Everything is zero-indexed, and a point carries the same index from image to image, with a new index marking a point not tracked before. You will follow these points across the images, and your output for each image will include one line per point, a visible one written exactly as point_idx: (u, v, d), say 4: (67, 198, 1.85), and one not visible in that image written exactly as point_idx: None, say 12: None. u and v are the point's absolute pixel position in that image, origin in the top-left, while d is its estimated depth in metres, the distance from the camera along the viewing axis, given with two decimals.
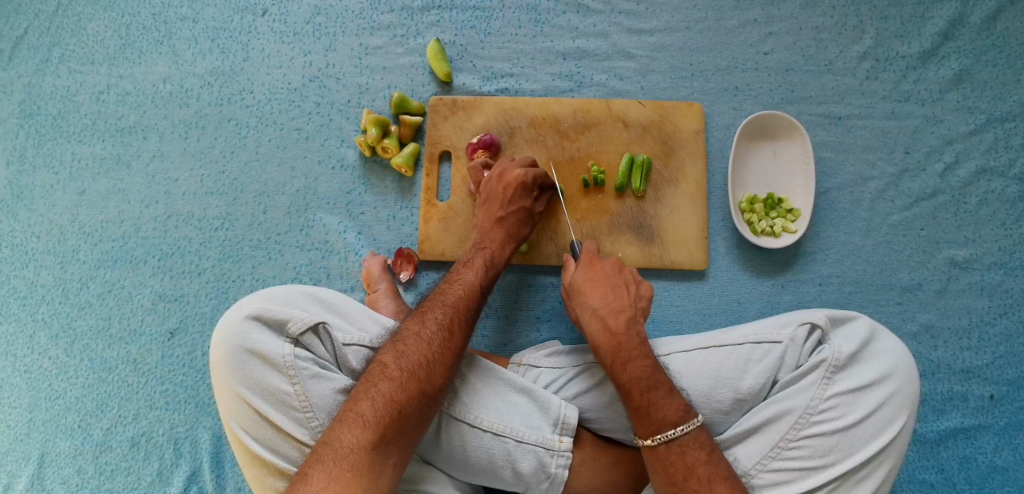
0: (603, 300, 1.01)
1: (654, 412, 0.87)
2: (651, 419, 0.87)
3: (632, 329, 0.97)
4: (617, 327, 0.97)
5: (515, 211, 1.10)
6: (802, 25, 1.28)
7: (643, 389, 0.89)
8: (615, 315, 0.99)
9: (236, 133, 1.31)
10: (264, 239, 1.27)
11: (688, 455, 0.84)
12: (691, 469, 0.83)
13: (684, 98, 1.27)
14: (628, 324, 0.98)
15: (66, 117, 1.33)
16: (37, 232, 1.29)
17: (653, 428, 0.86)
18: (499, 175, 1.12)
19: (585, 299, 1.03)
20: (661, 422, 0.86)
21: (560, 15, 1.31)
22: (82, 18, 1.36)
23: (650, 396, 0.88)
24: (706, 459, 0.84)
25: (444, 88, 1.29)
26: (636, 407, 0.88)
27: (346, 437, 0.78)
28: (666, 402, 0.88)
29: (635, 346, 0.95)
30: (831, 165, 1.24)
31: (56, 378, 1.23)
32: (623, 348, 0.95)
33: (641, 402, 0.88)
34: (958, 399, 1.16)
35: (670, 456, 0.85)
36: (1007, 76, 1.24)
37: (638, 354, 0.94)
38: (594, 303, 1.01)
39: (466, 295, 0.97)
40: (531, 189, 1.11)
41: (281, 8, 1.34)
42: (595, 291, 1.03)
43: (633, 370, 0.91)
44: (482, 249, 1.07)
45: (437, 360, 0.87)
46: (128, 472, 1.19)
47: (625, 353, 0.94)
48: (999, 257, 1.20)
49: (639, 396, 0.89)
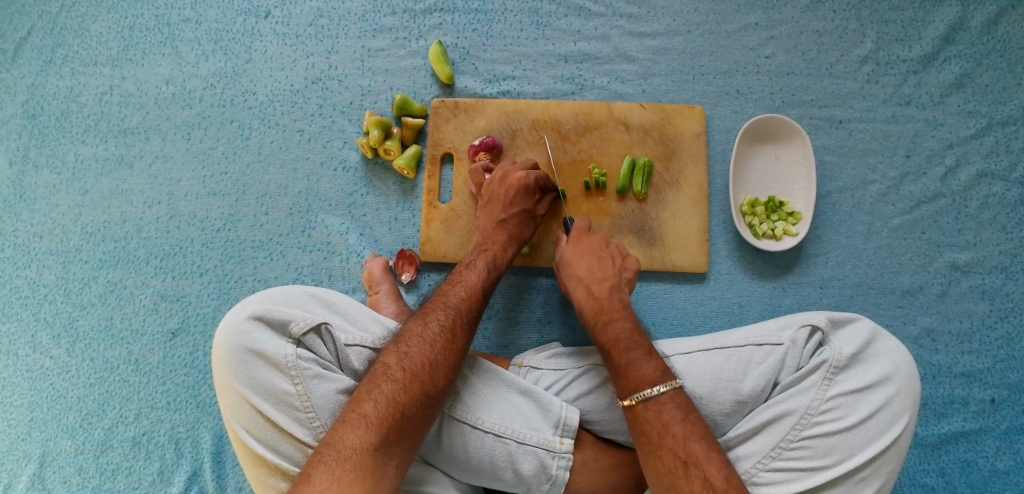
0: (587, 270, 1.07)
1: (632, 372, 0.90)
2: (630, 379, 0.89)
3: (615, 296, 1.03)
4: (601, 294, 1.03)
5: (517, 214, 1.10)
6: (802, 29, 1.29)
7: (623, 349, 0.93)
8: (599, 282, 1.05)
9: (239, 135, 1.32)
10: (266, 240, 1.27)
11: (664, 413, 0.85)
12: (667, 427, 0.84)
13: (685, 101, 1.27)
14: (610, 291, 1.04)
15: (70, 118, 1.33)
16: (40, 232, 1.29)
17: (631, 388, 0.88)
18: (501, 178, 1.13)
19: (572, 269, 1.09)
20: (639, 381, 0.88)
21: (561, 18, 1.31)
22: (86, 19, 1.37)
23: (629, 355, 0.92)
24: (682, 417, 0.84)
25: (446, 91, 1.30)
26: (616, 366, 0.92)
27: (348, 437, 0.78)
28: (645, 361, 0.90)
29: (617, 309, 1.01)
30: (831, 168, 1.24)
31: (57, 378, 1.24)
32: (605, 311, 1.01)
33: (620, 361, 0.92)
34: (959, 402, 1.16)
35: (647, 414, 0.86)
36: (1007, 81, 1.25)
37: (619, 316, 0.99)
38: (579, 273, 1.07)
39: (468, 297, 0.97)
40: (533, 191, 1.11)
41: (284, 10, 1.35)
42: (581, 261, 1.08)
43: (613, 331, 0.97)
44: (484, 251, 1.07)
45: (440, 361, 0.87)
46: (129, 473, 1.19)
47: (606, 316, 1.00)
48: (1000, 261, 1.20)
49: (619, 355, 0.93)
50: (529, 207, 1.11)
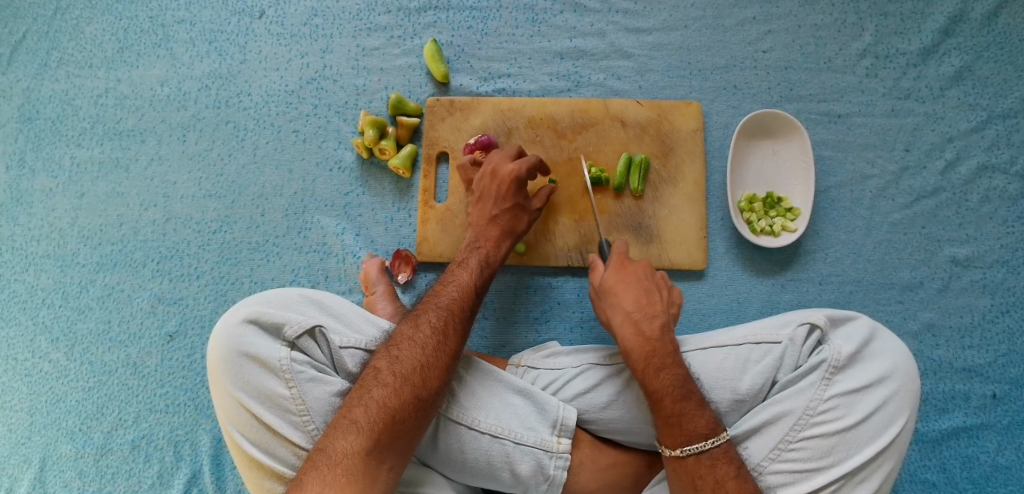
0: (636, 304, 0.99)
1: (686, 422, 0.86)
2: (682, 429, 0.86)
3: (665, 336, 0.95)
4: (651, 332, 0.95)
5: (509, 209, 1.10)
6: (800, 22, 1.28)
7: (676, 398, 0.88)
8: (649, 319, 0.97)
9: (234, 136, 1.31)
10: (263, 241, 1.27)
11: (717, 469, 0.83)
12: (720, 483, 0.82)
13: (682, 97, 1.26)
14: (662, 330, 0.96)
15: (65, 121, 1.33)
16: (37, 236, 1.29)
17: (684, 438, 0.85)
18: (492, 173, 1.12)
19: (618, 301, 1.00)
20: (693, 433, 0.85)
21: (557, 14, 1.30)
22: (80, 22, 1.36)
23: (683, 406, 0.87)
24: (735, 474, 0.83)
25: (441, 89, 1.29)
26: (667, 416, 0.87)
27: (340, 444, 0.78)
28: (698, 413, 0.87)
29: (669, 352, 0.93)
30: (830, 163, 1.23)
31: (57, 381, 1.24)
32: (657, 354, 0.93)
33: (674, 411, 0.87)
34: (961, 398, 1.15)
35: (698, 469, 0.84)
36: (1008, 73, 1.23)
37: (671, 362, 0.92)
38: (626, 306, 0.99)
39: (460, 296, 0.96)
40: (524, 183, 1.10)
41: (279, 10, 1.34)
42: (627, 293, 1.00)
43: (666, 378, 0.90)
44: (477, 249, 1.06)
45: (432, 363, 0.86)
46: (129, 475, 1.20)
47: (658, 359, 0.92)
48: (1001, 255, 1.19)
49: (672, 405, 0.88)
50: (521, 202, 1.11)
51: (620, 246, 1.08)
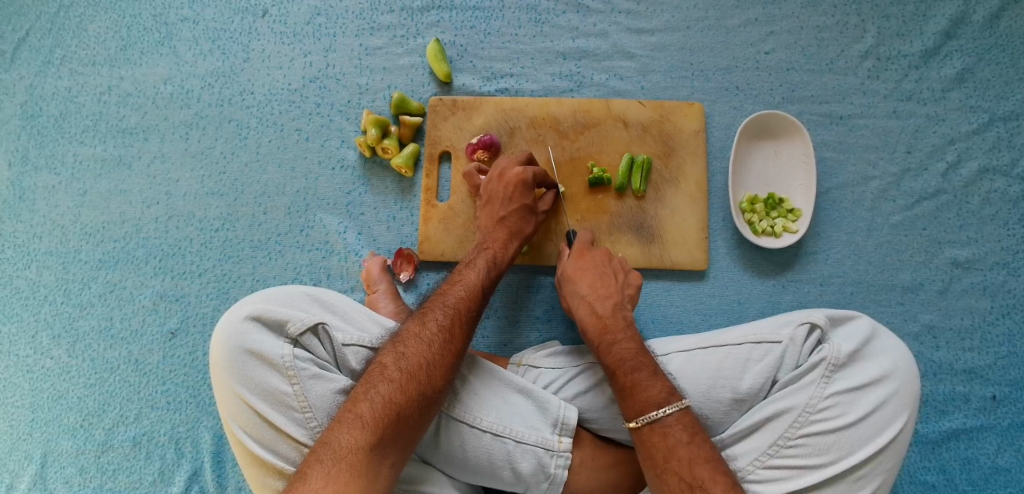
0: (591, 288, 1.05)
1: (639, 392, 0.88)
2: (637, 400, 0.88)
3: (618, 313, 1.02)
4: (604, 312, 1.02)
5: (516, 210, 1.10)
6: (803, 24, 1.28)
7: (627, 369, 0.91)
8: (602, 300, 1.03)
9: (237, 134, 1.31)
10: (264, 239, 1.27)
11: (670, 436, 0.84)
12: (672, 450, 0.82)
13: (685, 97, 1.26)
14: (614, 309, 1.02)
15: (68, 119, 1.33)
16: (39, 233, 1.29)
17: (638, 409, 0.87)
18: (499, 175, 1.12)
19: (575, 287, 1.06)
20: (646, 402, 0.87)
21: (560, 14, 1.31)
22: (84, 20, 1.36)
23: (634, 377, 0.90)
24: (688, 440, 0.83)
25: (444, 88, 1.29)
26: (622, 388, 0.90)
27: (344, 437, 0.78)
28: (651, 383, 0.89)
29: (620, 327, 0.99)
30: (832, 164, 1.24)
31: (59, 378, 1.24)
32: (609, 330, 0.99)
33: (625, 383, 0.90)
34: (961, 399, 1.15)
35: (652, 437, 0.85)
36: (1010, 75, 1.24)
37: (624, 336, 0.97)
38: (581, 290, 1.05)
39: (467, 295, 0.97)
40: (531, 186, 1.11)
41: (282, 9, 1.34)
42: (584, 279, 1.06)
43: (617, 352, 0.95)
44: (485, 250, 1.07)
45: (438, 361, 0.87)
46: (130, 472, 1.20)
47: (611, 335, 0.98)
48: (1002, 257, 1.20)
49: (624, 377, 0.91)
50: (528, 204, 1.11)
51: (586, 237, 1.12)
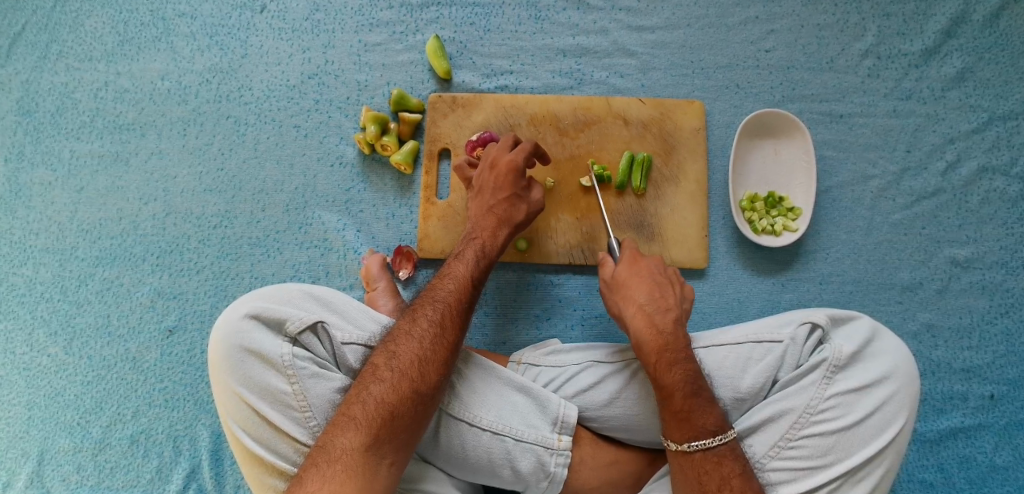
0: (649, 297, 0.98)
1: (695, 418, 0.86)
2: (691, 425, 0.86)
3: (679, 330, 0.94)
4: (665, 326, 0.94)
5: (507, 199, 1.09)
6: (803, 22, 1.28)
7: (686, 394, 0.87)
8: (663, 312, 0.96)
9: (235, 131, 1.30)
10: (262, 237, 1.26)
11: (724, 466, 0.84)
12: (726, 480, 0.83)
13: (685, 95, 1.26)
14: (675, 325, 0.95)
15: (65, 115, 1.32)
16: (36, 230, 1.29)
17: (691, 434, 0.85)
18: (491, 165, 1.11)
19: (630, 293, 0.99)
20: (702, 429, 0.85)
21: (560, 11, 1.30)
22: (80, 15, 1.35)
23: (693, 402, 0.87)
24: (740, 472, 0.83)
25: (444, 86, 1.29)
26: (677, 411, 0.87)
27: (340, 440, 0.78)
28: (708, 410, 0.87)
29: (683, 348, 0.92)
30: (831, 163, 1.24)
31: (56, 376, 1.23)
32: (670, 349, 0.92)
33: (683, 407, 0.87)
34: (959, 398, 1.16)
35: (705, 465, 0.85)
36: (1009, 75, 1.24)
37: (685, 356, 0.91)
38: (639, 298, 0.98)
39: (456, 289, 0.96)
40: (522, 174, 1.10)
41: (280, 5, 1.33)
42: (639, 287, 0.99)
43: (678, 373, 0.89)
44: (474, 241, 1.06)
45: (429, 357, 0.86)
46: (128, 470, 1.19)
47: (671, 355, 0.91)
48: (1001, 256, 1.20)
49: (682, 400, 0.87)
50: (518, 193, 1.10)
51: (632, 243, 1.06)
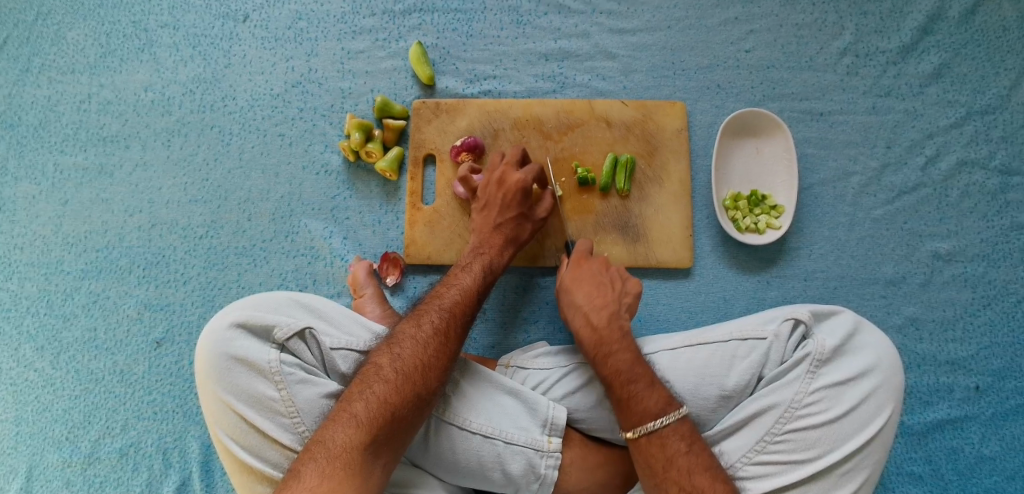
0: (587, 298, 1.03)
1: (635, 403, 0.88)
2: (632, 411, 0.88)
3: (616, 323, 0.98)
4: (600, 323, 0.99)
5: (514, 218, 1.10)
6: (782, 22, 1.29)
7: (624, 382, 0.91)
8: (599, 310, 1.01)
9: (220, 141, 1.30)
10: (249, 246, 1.26)
11: (669, 446, 0.85)
12: (671, 460, 0.84)
13: (667, 97, 1.27)
14: (611, 318, 0.99)
15: (48, 127, 1.32)
16: (21, 244, 1.28)
17: (635, 419, 0.87)
18: (498, 181, 1.12)
19: (571, 296, 1.04)
20: (643, 413, 0.87)
21: (541, 16, 1.31)
22: (62, 27, 1.35)
23: (631, 389, 0.90)
24: (686, 450, 0.84)
25: (427, 91, 1.29)
26: (619, 399, 0.90)
27: (339, 437, 0.77)
28: (648, 393, 0.89)
29: (618, 339, 0.96)
30: (813, 160, 1.25)
31: (43, 390, 1.22)
32: (606, 342, 0.96)
33: (622, 395, 0.90)
34: (945, 390, 1.17)
35: (651, 448, 0.86)
36: (985, 69, 1.25)
37: (621, 347, 0.95)
38: (579, 301, 1.03)
39: (462, 299, 0.97)
40: (529, 193, 1.11)
41: (263, 14, 1.33)
42: (580, 289, 1.04)
43: (615, 364, 0.93)
44: (481, 254, 1.07)
45: (434, 364, 0.87)
46: (118, 484, 1.18)
47: (607, 348, 0.95)
48: (982, 249, 1.21)
49: (621, 389, 0.90)
50: (525, 211, 1.11)
51: (581, 246, 1.11)
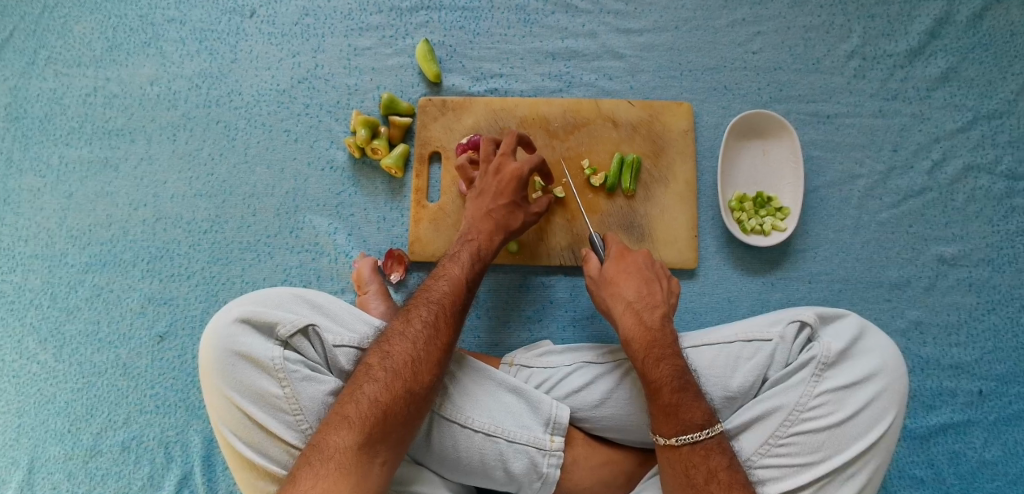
0: (637, 294, 1.01)
1: (683, 412, 0.87)
2: (679, 419, 0.86)
3: (666, 326, 0.97)
4: (652, 323, 0.97)
5: (507, 206, 1.08)
6: (790, 24, 1.29)
7: (674, 389, 0.89)
8: (650, 309, 0.99)
9: (225, 135, 1.30)
10: (253, 241, 1.26)
11: (710, 459, 0.84)
12: (712, 473, 0.83)
13: (674, 97, 1.27)
14: (662, 321, 0.98)
15: (54, 120, 1.32)
16: (25, 237, 1.28)
17: (680, 428, 0.86)
18: (496, 170, 1.10)
19: (618, 290, 1.02)
20: (688, 423, 0.86)
21: (548, 15, 1.31)
22: (69, 20, 1.35)
23: (680, 396, 0.88)
24: (727, 464, 0.83)
25: (434, 89, 1.29)
26: (664, 405, 0.88)
27: (332, 439, 0.78)
28: (694, 404, 0.88)
29: (669, 344, 0.95)
30: (819, 163, 1.25)
31: (45, 383, 1.22)
32: (657, 345, 0.94)
33: (670, 401, 0.88)
34: (948, 394, 1.17)
35: (693, 458, 0.85)
36: (993, 74, 1.25)
37: (671, 353, 0.93)
38: (627, 295, 1.01)
39: (451, 290, 0.96)
40: (526, 182, 1.09)
41: (270, 10, 1.33)
42: (628, 283, 1.02)
43: (665, 369, 0.91)
44: (469, 242, 1.06)
45: (423, 357, 0.86)
46: (119, 477, 1.18)
47: (658, 352, 0.93)
48: (987, 253, 1.21)
49: (669, 396, 0.88)
50: (519, 201, 1.09)
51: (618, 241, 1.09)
